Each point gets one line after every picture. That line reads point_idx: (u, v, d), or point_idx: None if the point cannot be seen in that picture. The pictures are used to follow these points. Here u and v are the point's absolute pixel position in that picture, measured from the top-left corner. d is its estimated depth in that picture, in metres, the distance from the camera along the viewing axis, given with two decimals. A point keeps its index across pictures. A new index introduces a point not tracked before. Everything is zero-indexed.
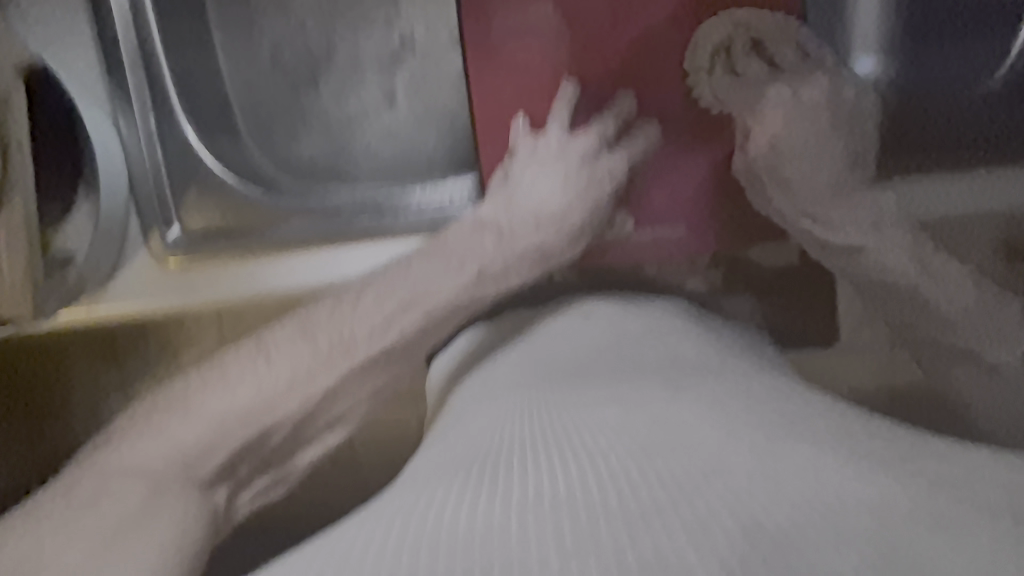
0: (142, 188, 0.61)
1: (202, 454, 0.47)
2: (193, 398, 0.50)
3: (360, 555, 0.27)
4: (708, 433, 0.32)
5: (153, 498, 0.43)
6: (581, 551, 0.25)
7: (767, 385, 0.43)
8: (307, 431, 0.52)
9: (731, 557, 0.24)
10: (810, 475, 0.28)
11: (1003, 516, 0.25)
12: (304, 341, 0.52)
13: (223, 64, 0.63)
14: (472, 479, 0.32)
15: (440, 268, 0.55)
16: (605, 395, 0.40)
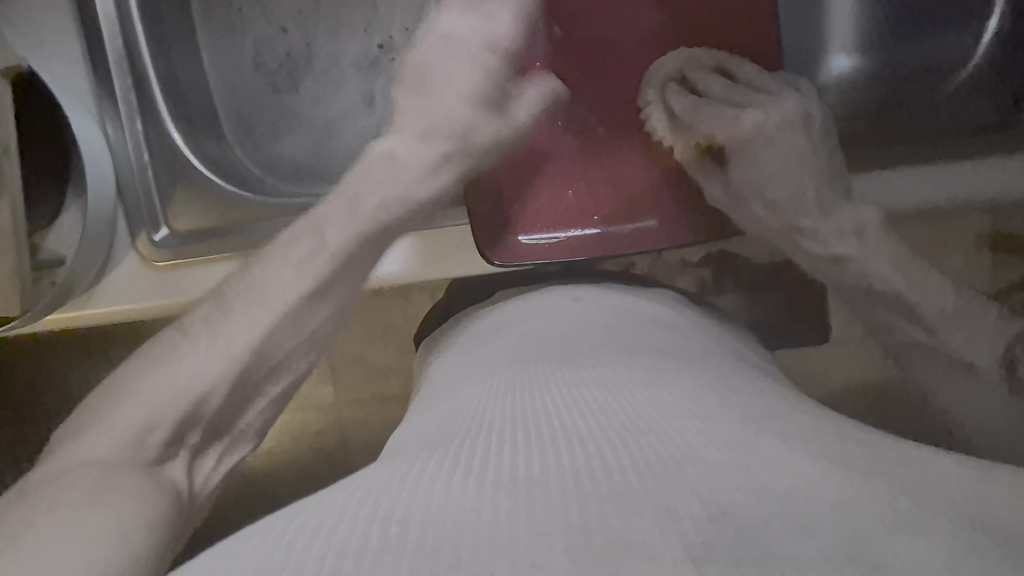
0: (129, 191, 0.61)
1: (139, 436, 0.41)
2: (132, 376, 0.43)
3: (336, 523, 0.28)
4: (680, 425, 0.34)
5: (120, 472, 0.39)
6: (549, 530, 0.25)
7: (726, 366, 0.47)
8: (250, 391, 0.46)
9: (691, 533, 0.24)
10: (775, 471, 0.29)
11: (959, 521, 0.26)
12: (225, 306, 0.45)
13: (207, 68, 0.69)
14: (449, 460, 0.33)
15: (346, 208, 0.48)
16: (587, 380, 0.41)
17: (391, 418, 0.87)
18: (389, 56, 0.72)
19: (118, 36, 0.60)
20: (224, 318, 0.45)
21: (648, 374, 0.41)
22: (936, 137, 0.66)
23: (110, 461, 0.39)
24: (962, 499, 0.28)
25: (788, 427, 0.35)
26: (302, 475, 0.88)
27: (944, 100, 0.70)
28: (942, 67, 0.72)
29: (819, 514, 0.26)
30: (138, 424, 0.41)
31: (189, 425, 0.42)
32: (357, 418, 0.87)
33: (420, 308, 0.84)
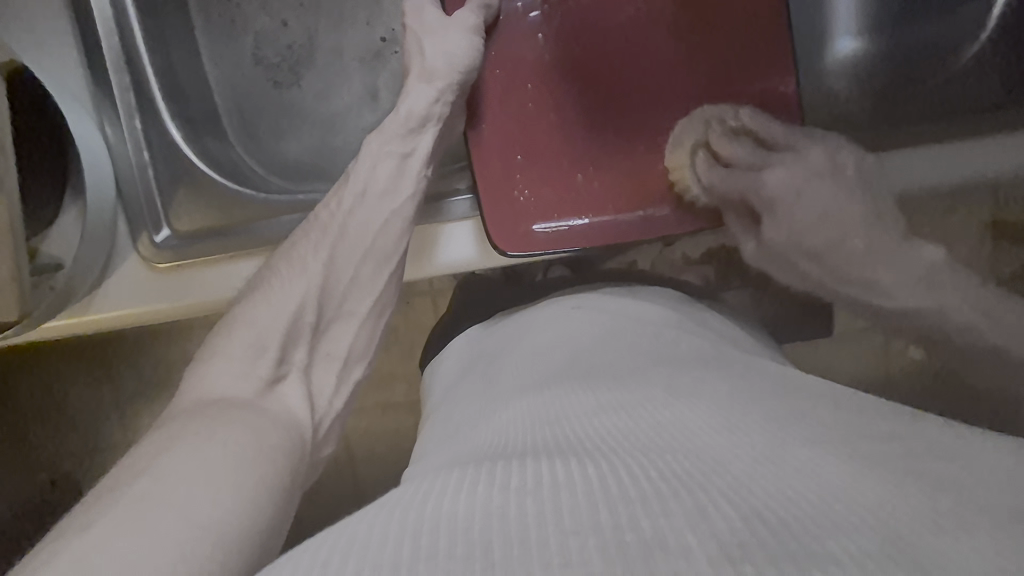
0: (128, 190, 0.60)
1: (253, 354, 0.44)
2: (203, 365, 0.45)
3: (369, 540, 0.27)
4: (708, 436, 0.33)
5: (231, 406, 0.41)
6: (580, 530, 0.24)
7: (745, 370, 0.45)
8: (335, 310, 0.49)
9: (725, 533, 0.23)
10: (809, 477, 0.28)
11: (1009, 517, 0.25)
12: (296, 270, 0.48)
13: (208, 69, 0.69)
14: (472, 473, 0.32)
15: (382, 168, 0.54)
16: (607, 397, 0.40)
17: (396, 427, 0.86)
18: (391, 49, 0.71)
19: (113, 31, 0.59)
20: (313, 240, 0.50)
21: (669, 387, 0.40)
22: (938, 119, 0.65)
23: (227, 400, 0.42)
24: (1007, 492, 0.27)
25: (820, 430, 0.33)
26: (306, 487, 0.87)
27: (948, 83, 0.69)
28: (944, 51, 0.71)
29: (855, 514, 0.25)
30: (254, 337, 0.45)
31: (292, 342, 0.46)
32: (360, 427, 0.86)
33: (427, 315, 0.83)
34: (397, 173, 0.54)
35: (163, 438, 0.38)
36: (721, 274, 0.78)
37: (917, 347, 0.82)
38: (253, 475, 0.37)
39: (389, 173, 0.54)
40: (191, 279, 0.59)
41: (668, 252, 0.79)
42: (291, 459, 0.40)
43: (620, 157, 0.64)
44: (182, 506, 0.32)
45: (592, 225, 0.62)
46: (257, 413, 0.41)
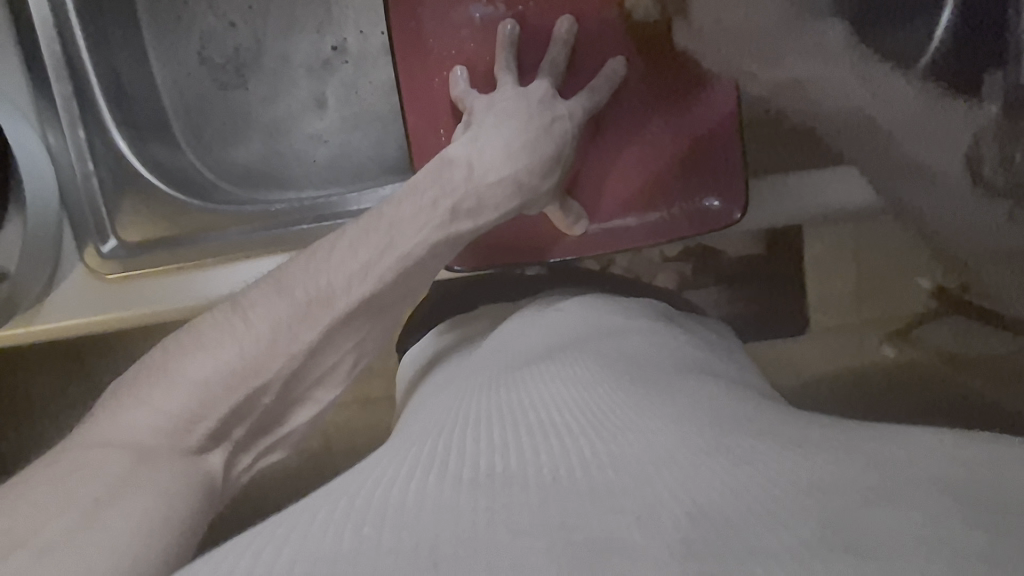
0: (72, 198, 0.61)
1: (186, 425, 0.39)
2: (138, 390, 0.40)
3: (311, 528, 0.26)
4: (657, 421, 0.33)
5: (146, 464, 0.36)
6: (529, 530, 0.24)
7: (695, 368, 0.46)
8: (306, 385, 0.44)
9: (671, 532, 0.23)
10: (750, 466, 0.28)
11: (935, 492, 0.25)
12: (278, 291, 0.43)
13: (154, 65, 0.68)
14: (422, 459, 0.32)
15: (416, 208, 0.48)
16: (563, 381, 0.40)
17: (372, 421, 0.85)
18: (341, 59, 0.71)
19: (54, 36, 0.60)
20: (304, 266, 0.44)
21: (625, 377, 0.41)
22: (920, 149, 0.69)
23: (139, 449, 0.37)
24: (943, 465, 0.28)
25: (761, 422, 0.33)
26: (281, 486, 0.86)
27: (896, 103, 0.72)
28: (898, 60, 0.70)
29: (787, 503, 0.25)
30: (191, 407, 0.39)
31: (236, 419, 0.41)
32: (339, 423, 0.85)
33: None
34: (414, 222, 0.47)
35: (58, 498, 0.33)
36: (697, 270, 0.79)
37: (888, 343, 0.80)
38: (159, 551, 0.33)
39: (424, 206, 0.48)
40: (140, 286, 0.61)
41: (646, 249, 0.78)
42: (201, 510, 0.37)
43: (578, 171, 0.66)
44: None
45: (542, 224, 0.67)
46: (180, 468, 0.38)
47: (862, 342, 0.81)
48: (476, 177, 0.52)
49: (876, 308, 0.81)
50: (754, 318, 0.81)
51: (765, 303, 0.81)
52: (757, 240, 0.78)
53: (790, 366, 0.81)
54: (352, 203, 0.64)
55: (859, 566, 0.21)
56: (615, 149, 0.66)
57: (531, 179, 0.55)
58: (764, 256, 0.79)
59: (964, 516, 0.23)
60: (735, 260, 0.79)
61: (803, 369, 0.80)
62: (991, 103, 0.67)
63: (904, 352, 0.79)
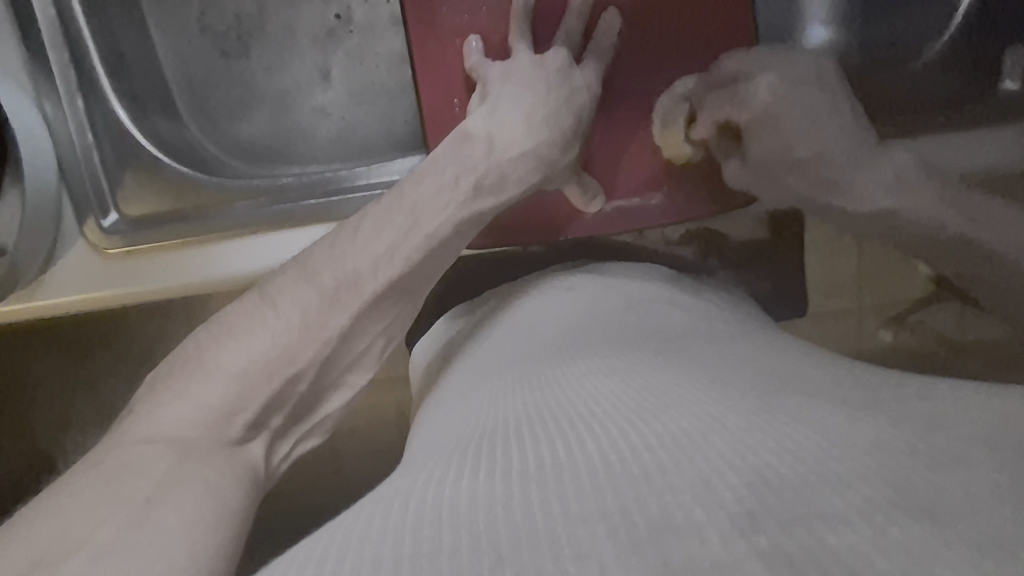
0: (71, 171, 0.60)
1: (224, 414, 0.37)
2: (170, 384, 0.39)
3: (363, 537, 0.25)
4: (704, 393, 0.32)
5: (190, 459, 0.34)
6: (586, 518, 0.23)
7: (727, 334, 0.45)
8: (338, 373, 0.43)
9: (733, 503, 0.22)
10: (805, 425, 0.27)
11: (1010, 444, 0.24)
12: (305, 281, 0.42)
13: (155, 35, 0.66)
14: (466, 458, 0.31)
15: (436, 190, 0.48)
16: (597, 366, 0.39)
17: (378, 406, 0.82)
18: (346, 28, 0.68)
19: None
20: (330, 250, 0.44)
21: (658, 353, 0.39)
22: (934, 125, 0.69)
23: (178, 442, 0.35)
24: (1007, 416, 0.27)
25: (812, 384, 0.32)
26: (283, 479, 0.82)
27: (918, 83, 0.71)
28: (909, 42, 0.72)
29: (854, 459, 0.24)
30: (231, 398, 0.38)
31: (272, 410, 0.39)
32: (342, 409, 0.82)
33: None
34: (437, 200, 0.47)
35: (100, 498, 0.31)
36: (700, 254, 0.77)
37: (886, 327, 0.79)
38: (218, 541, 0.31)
39: (441, 183, 0.48)
40: (145, 262, 0.60)
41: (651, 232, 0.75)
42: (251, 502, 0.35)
43: (594, 147, 0.65)
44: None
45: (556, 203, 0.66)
46: (224, 466, 0.35)
47: (860, 325, 0.80)
48: (496, 152, 0.51)
49: (882, 292, 0.79)
50: (766, 298, 0.78)
51: (773, 283, 0.78)
52: (762, 224, 0.77)
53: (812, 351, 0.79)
54: (363, 180, 0.62)
55: (938, 531, 0.20)
56: (634, 123, 0.65)
57: (551, 153, 0.54)
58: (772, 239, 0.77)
59: None
60: (740, 244, 0.77)
61: (830, 340, 0.79)
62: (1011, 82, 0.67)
63: (901, 337, 0.78)
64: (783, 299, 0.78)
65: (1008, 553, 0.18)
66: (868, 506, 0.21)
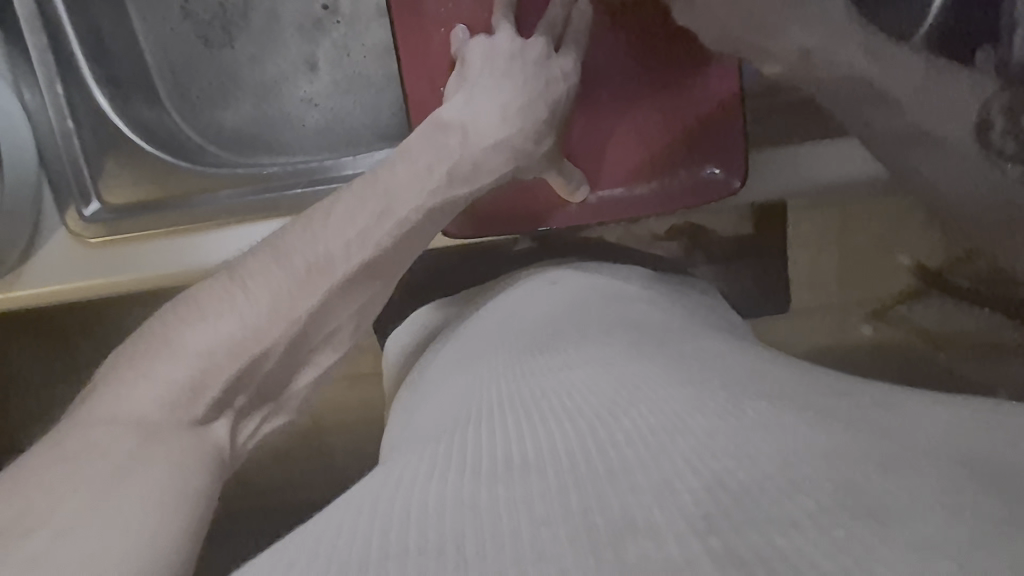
0: (53, 159, 0.61)
1: (192, 392, 0.38)
2: (133, 367, 0.38)
3: (336, 539, 0.26)
4: (672, 391, 0.33)
5: (154, 441, 0.35)
6: (551, 518, 0.24)
7: (698, 331, 0.46)
8: (312, 346, 0.43)
9: (690, 507, 0.23)
10: (766, 431, 0.28)
11: (961, 462, 0.25)
12: (275, 262, 0.42)
13: (137, 22, 0.66)
14: (439, 456, 0.31)
15: (408, 171, 0.48)
16: (570, 360, 0.40)
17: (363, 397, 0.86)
18: (333, 19, 0.68)
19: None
20: (299, 234, 0.43)
21: (630, 347, 0.41)
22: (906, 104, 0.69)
23: (140, 421, 0.36)
24: (959, 432, 0.27)
25: (779, 390, 0.33)
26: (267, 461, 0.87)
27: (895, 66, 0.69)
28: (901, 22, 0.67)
29: (806, 470, 0.24)
30: (196, 377, 0.38)
31: (238, 389, 0.40)
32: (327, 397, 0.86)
33: None
34: (411, 183, 0.47)
35: (59, 481, 0.31)
36: (686, 250, 0.77)
37: (868, 323, 0.82)
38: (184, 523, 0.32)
39: (414, 173, 0.48)
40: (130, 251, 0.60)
41: (635, 227, 0.76)
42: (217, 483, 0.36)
43: (574, 138, 0.65)
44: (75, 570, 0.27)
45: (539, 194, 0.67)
46: (186, 445, 0.36)
47: (843, 320, 0.83)
48: (471, 142, 0.52)
49: (863, 289, 0.82)
50: (746, 292, 0.80)
51: (755, 279, 0.80)
52: (746, 219, 0.77)
53: (780, 343, 0.84)
54: (348, 167, 0.63)
55: (880, 535, 0.21)
56: (614, 116, 0.65)
57: (525, 145, 0.56)
58: (754, 239, 0.78)
59: (984, 484, 0.23)
60: (722, 240, 0.78)
61: (793, 337, 0.84)
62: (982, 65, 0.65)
63: (880, 331, 0.81)
64: (765, 297, 0.81)
65: (945, 553, 0.19)
66: (812, 520, 0.21)
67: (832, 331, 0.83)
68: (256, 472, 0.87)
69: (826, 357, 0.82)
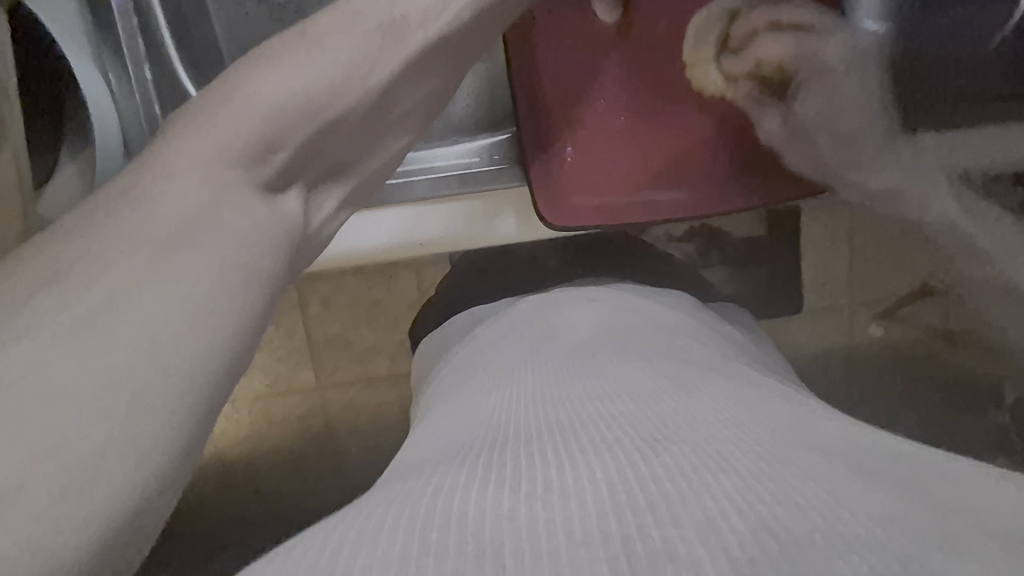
0: (134, 140, 0.64)
1: (262, 148, 0.36)
2: (194, 117, 0.35)
3: (375, 534, 0.27)
4: (716, 430, 0.33)
5: (229, 191, 0.33)
6: (590, 540, 0.24)
7: (736, 366, 0.46)
8: (378, 117, 0.45)
9: (735, 548, 0.23)
10: (814, 485, 0.27)
11: (1015, 539, 0.24)
12: (346, 27, 0.42)
13: (210, 6, 0.71)
14: (477, 467, 0.32)
15: None
16: (610, 389, 0.40)
17: (378, 400, 0.91)
18: None
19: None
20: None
21: (673, 382, 0.40)
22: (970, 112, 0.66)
23: (212, 172, 0.33)
24: (1010, 508, 0.27)
25: (820, 438, 0.33)
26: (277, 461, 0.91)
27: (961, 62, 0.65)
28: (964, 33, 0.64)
29: (856, 527, 0.24)
30: (267, 132, 0.36)
31: (314, 153, 0.40)
32: (342, 400, 0.92)
33: (405, 287, 0.89)
34: None
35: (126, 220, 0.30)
36: (702, 251, 0.81)
37: (877, 323, 0.86)
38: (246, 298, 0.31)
39: None
40: None
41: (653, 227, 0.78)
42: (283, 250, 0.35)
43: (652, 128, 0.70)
44: (144, 337, 0.27)
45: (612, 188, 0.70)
46: (261, 212, 0.35)
47: (852, 319, 0.86)
48: None
49: (868, 290, 0.85)
50: (761, 290, 0.83)
51: (768, 281, 0.83)
52: (759, 224, 0.82)
53: (791, 346, 0.86)
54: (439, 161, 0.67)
55: None
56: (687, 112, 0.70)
57: None
58: (764, 239, 0.83)
59: None
60: (738, 241, 0.82)
61: (805, 343, 0.86)
62: None
63: (891, 331, 0.85)
64: (778, 295, 0.84)
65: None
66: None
67: (841, 333, 0.86)
68: (265, 467, 0.90)
69: (836, 368, 0.85)
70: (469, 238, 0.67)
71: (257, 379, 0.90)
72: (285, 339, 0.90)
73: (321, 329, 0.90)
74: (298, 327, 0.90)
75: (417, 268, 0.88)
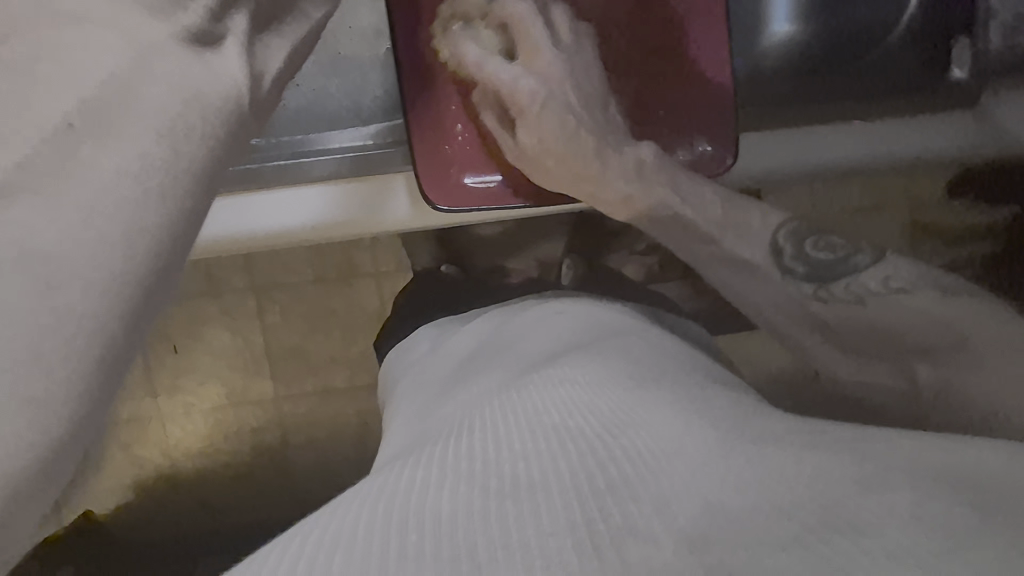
0: None
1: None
2: None
3: (350, 538, 0.28)
4: (668, 419, 0.34)
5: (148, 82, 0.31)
6: (555, 530, 0.25)
7: (690, 365, 0.48)
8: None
9: (687, 525, 0.25)
10: (759, 462, 0.29)
11: (929, 479, 0.27)
12: None
13: None
14: (448, 465, 0.33)
15: None
16: (570, 382, 0.41)
17: (334, 414, 0.90)
18: None
19: None
20: None
21: (627, 374, 0.42)
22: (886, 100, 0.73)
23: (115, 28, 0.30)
24: (925, 453, 0.30)
25: (767, 421, 0.35)
26: (228, 477, 0.89)
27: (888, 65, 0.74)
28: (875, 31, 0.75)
29: (793, 492, 0.26)
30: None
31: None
32: (297, 415, 0.90)
33: (366, 297, 0.89)
34: None
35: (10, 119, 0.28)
36: (663, 264, 0.84)
37: None
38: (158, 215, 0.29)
39: None
40: None
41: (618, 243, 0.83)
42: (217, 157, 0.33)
43: None
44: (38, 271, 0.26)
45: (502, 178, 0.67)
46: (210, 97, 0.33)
47: None
48: None
49: None
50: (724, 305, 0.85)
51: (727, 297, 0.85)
52: None
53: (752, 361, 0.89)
54: (334, 141, 0.65)
55: (858, 549, 0.22)
56: None
57: None
58: None
59: (956, 501, 0.25)
60: None
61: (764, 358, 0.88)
62: (958, 70, 0.70)
63: None
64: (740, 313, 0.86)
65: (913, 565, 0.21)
66: (797, 535, 0.23)
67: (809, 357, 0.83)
68: (217, 482, 0.89)
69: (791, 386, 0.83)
70: (356, 223, 0.66)
71: (212, 388, 0.89)
72: (241, 348, 0.88)
73: (277, 338, 0.89)
74: (255, 336, 0.88)
75: (378, 276, 0.88)
